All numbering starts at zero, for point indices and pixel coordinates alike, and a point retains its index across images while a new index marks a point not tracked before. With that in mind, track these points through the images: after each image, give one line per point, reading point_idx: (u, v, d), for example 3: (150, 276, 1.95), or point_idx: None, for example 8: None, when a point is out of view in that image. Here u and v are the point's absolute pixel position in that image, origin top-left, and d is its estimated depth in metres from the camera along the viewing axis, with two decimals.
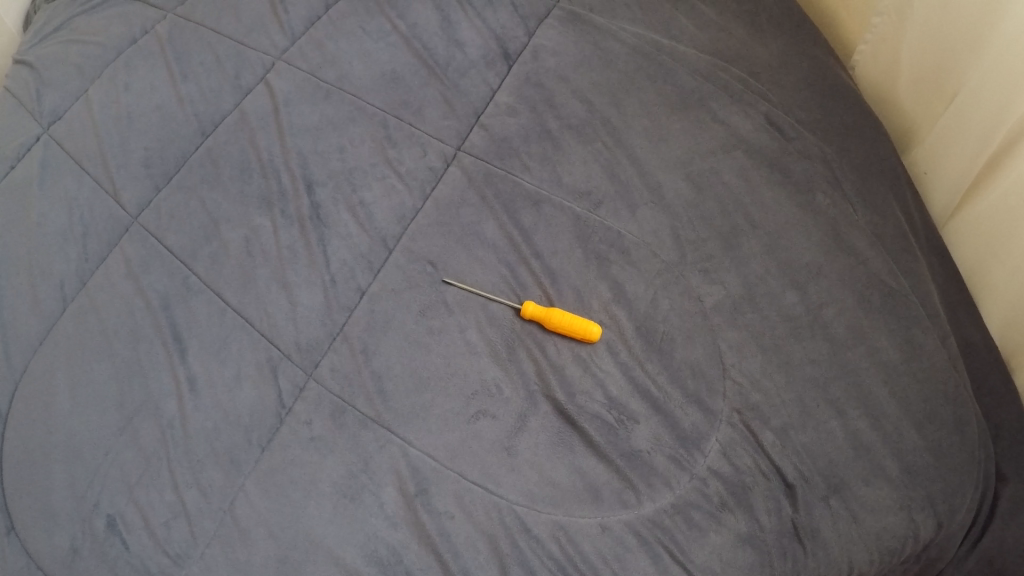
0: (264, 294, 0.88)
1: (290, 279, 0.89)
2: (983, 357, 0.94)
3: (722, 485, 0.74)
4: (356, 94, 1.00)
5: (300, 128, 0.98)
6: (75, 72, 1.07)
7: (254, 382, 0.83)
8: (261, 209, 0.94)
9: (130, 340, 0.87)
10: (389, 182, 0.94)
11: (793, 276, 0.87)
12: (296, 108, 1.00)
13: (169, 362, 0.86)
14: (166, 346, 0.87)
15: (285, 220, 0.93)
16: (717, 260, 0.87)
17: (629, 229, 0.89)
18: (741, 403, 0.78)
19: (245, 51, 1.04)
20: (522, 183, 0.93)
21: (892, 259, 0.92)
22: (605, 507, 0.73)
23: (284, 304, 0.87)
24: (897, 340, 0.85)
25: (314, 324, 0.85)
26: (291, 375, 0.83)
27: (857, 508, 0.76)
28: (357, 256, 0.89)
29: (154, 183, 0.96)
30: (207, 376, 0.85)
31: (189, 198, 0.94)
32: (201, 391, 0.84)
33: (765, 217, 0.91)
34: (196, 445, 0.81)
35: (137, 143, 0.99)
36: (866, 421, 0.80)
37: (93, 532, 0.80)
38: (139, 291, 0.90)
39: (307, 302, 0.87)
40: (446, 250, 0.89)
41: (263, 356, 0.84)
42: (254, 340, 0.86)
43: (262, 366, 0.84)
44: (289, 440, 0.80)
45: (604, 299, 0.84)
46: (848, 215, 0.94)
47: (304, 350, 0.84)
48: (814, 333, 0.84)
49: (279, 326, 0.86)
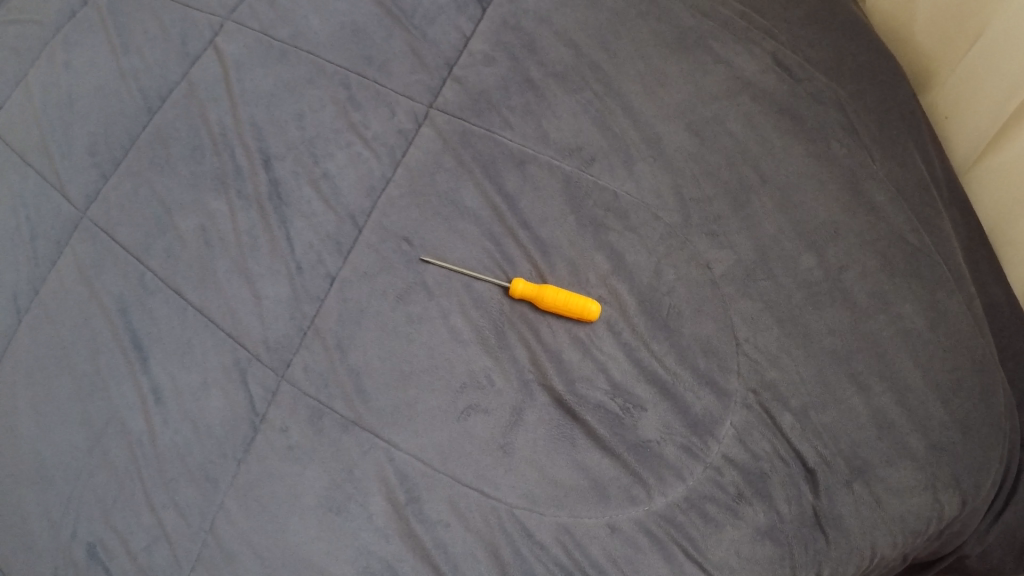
0: (226, 288, 0.78)
1: (252, 270, 0.78)
2: (1004, 317, 0.88)
3: (738, 473, 0.68)
4: (312, 50, 0.87)
5: (252, 94, 0.85)
6: (9, 54, 0.91)
7: (223, 388, 0.75)
8: (215, 191, 0.82)
9: (89, 351, 0.77)
10: (354, 150, 0.83)
11: (810, 238, 0.78)
12: (247, 71, 0.86)
13: (131, 372, 0.76)
14: (126, 354, 0.77)
15: (242, 202, 0.81)
16: (726, 222, 0.78)
17: (627, 190, 0.79)
18: (756, 382, 0.71)
19: (187, 10, 0.89)
20: (504, 142, 0.81)
21: (913, 211, 0.84)
22: (613, 505, 0.66)
23: (248, 299, 0.77)
24: (922, 305, 0.78)
25: (282, 319, 0.76)
26: (262, 378, 0.74)
27: (880, 491, 0.70)
28: (324, 238, 0.79)
29: (102, 171, 0.83)
30: (173, 386, 0.75)
31: (139, 185, 0.82)
32: (167, 402, 0.75)
33: (778, 171, 0.81)
34: (168, 463, 0.73)
35: (81, 127, 0.85)
36: (890, 396, 0.73)
37: (75, 564, 0.72)
38: (94, 296, 0.79)
39: (272, 294, 0.77)
40: (421, 224, 0.79)
41: (230, 359, 0.75)
42: (219, 341, 0.76)
43: (230, 370, 0.75)
44: (266, 451, 0.72)
45: (602, 272, 0.75)
46: (867, 166, 0.84)
47: (273, 349, 0.75)
48: (834, 300, 0.76)
49: (245, 323, 0.76)
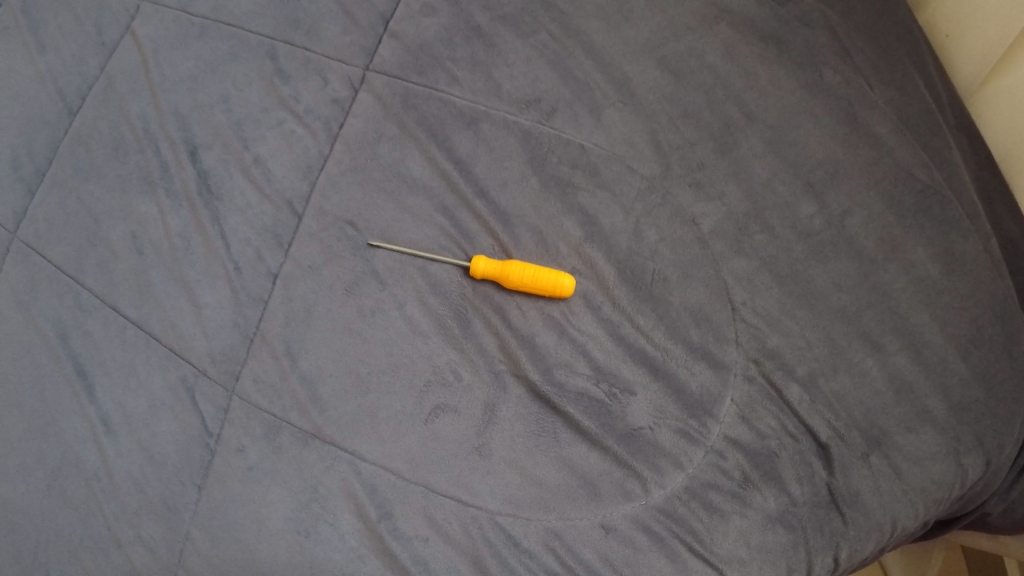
0: (164, 300, 0.68)
1: (189, 276, 0.69)
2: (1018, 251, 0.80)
3: (742, 455, 0.60)
4: (236, 23, 0.74)
5: (176, 81, 0.74)
6: None
7: (173, 411, 0.66)
8: (143, 192, 0.71)
9: (33, 381, 0.67)
10: (286, 129, 0.72)
11: (809, 182, 0.69)
12: (169, 56, 0.74)
13: (78, 403, 0.67)
14: (71, 383, 0.67)
15: (172, 200, 0.71)
16: (711, 170, 0.68)
17: (595, 140, 0.69)
18: (757, 351, 0.63)
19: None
20: (451, 100, 0.71)
21: (920, 141, 0.73)
22: (605, 503, 0.59)
23: (187, 309, 0.68)
24: (937, 249, 0.69)
25: (225, 328, 0.67)
26: (211, 396, 0.66)
27: (899, 460, 0.63)
28: (262, 232, 0.69)
29: (27, 185, 0.72)
30: (121, 413, 0.66)
31: (65, 198, 0.71)
32: (118, 431, 0.66)
33: (766, 108, 0.72)
34: (127, 499, 0.64)
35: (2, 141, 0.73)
36: (905, 353, 0.65)
37: None
38: (30, 322, 0.69)
39: (212, 301, 0.68)
40: (367, 203, 0.68)
41: (175, 378, 0.66)
42: (163, 359, 0.67)
43: (177, 391, 0.66)
44: (223, 474, 0.63)
45: (574, 239, 0.66)
46: (863, 94, 0.73)
47: (219, 363, 0.66)
48: (839, 251, 0.67)
49: (189, 338, 0.67)
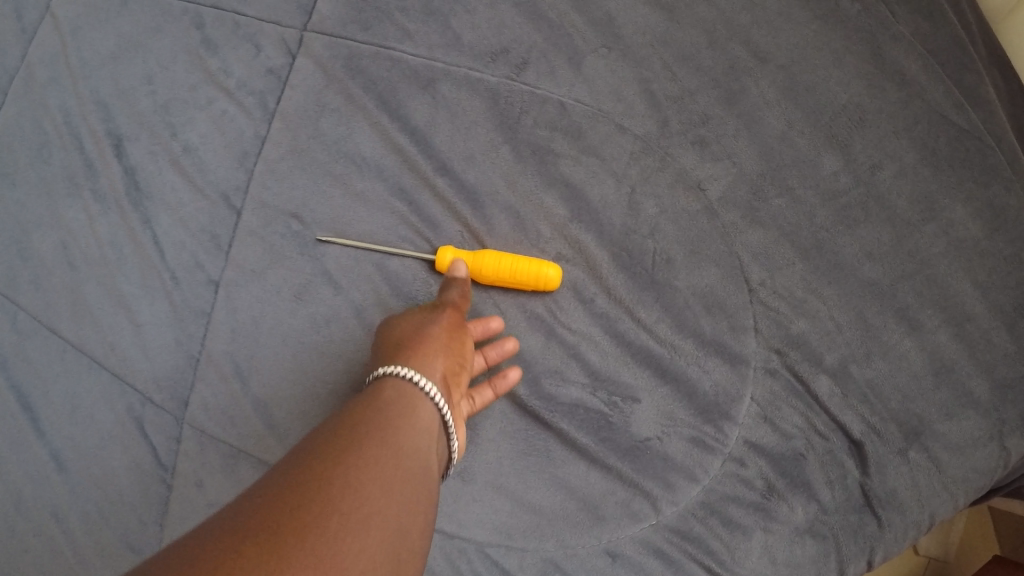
0: (99, 318, 0.58)
1: (122, 289, 0.58)
2: None
3: (765, 462, 0.52)
4: None
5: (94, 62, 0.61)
6: None
7: (122, 444, 0.56)
8: (70, 197, 0.60)
9: None
10: (217, 109, 0.60)
11: (832, 133, 0.59)
12: (87, 34, 0.62)
13: (25, 438, 0.57)
14: (14, 417, 0.57)
15: (101, 205, 0.60)
16: (717, 126, 0.58)
17: (577, 98, 0.58)
18: (779, 339, 0.54)
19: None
20: (403, 59, 0.59)
21: (953, 79, 0.62)
22: (610, 526, 0.51)
23: (126, 328, 0.57)
24: (978, 205, 0.59)
25: (167, 348, 0.57)
26: (160, 426, 0.56)
27: (941, 454, 0.55)
28: (198, 233, 0.58)
29: None
30: (71, 448, 0.57)
31: None
32: (72, 469, 0.56)
33: (778, 46, 0.60)
34: (86, 540, 0.55)
35: None
36: (945, 330, 0.57)
37: None
38: None
39: (151, 318, 0.57)
40: (312, 191, 0.57)
41: (121, 407, 0.57)
42: (106, 386, 0.57)
43: (124, 422, 0.57)
44: (179, 513, 0.55)
45: (557, 218, 0.56)
46: (888, 24, 0.62)
47: (164, 389, 0.56)
48: (869, 214, 0.57)
49: (132, 360, 0.57)
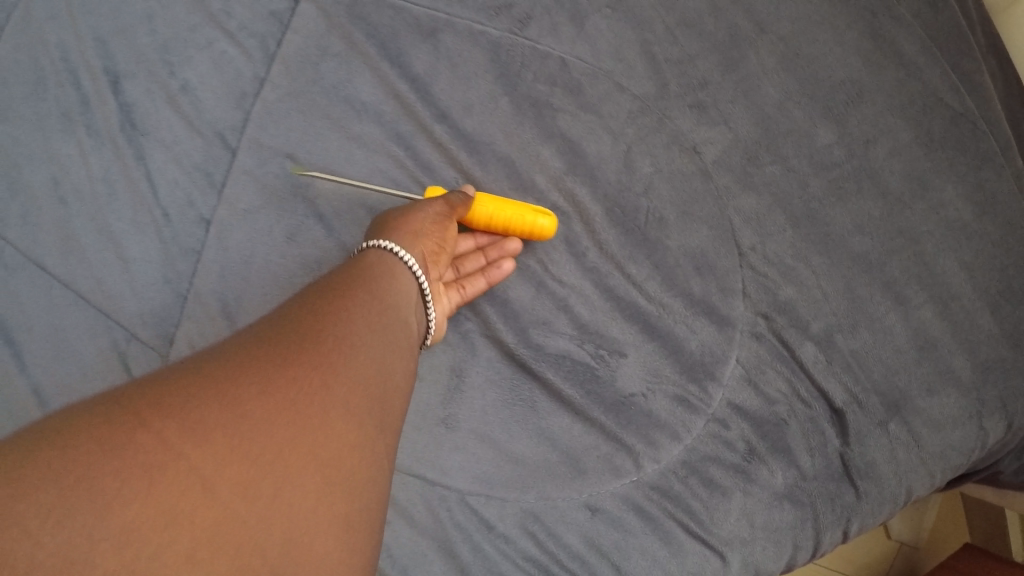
0: (86, 253, 0.57)
1: (110, 223, 0.58)
2: None
3: (748, 424, 0.53)
4: None
5: None
6: None
7: (102, 380, 0.56)
8: (64, 130, 0.58)
9: None
10: (215, 46, 0.60)
11: (829, 107, 0.59)
12: None
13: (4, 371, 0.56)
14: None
15: (94, 141, 0.59)
16: (716, 91, 0.58)
17: (579, 55, 0.57)
18: (767, 305, 0.54)
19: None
20: (406, 7, 0.58)
21: (948, 64, 0.63)
22: (591, 481, 0.51)
23: (111, 262, 0.57)
24: (966, 187, 0.60)
25: (155, 285, 0.57)
26: (142, 362, 0.56)
27: (921, 427, 0.56)
28: (191, 170, 0.58)
29: None
30: (51, 382, 0.56)
31: None
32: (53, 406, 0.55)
33: (780, 16, 0.60)
34: None
35: None
36: (931, 306, 0.57)
37: None
38: None
39: (139, 253, 0.57)
40: (309, 134, 0.58)
41: (105, 342, 0.56)
42: (92, 321, 0.57)
43: (107, 357, 0.56)
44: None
45: (553, 173, 0.56)
46: (891, 5, 0.63)
47: (150, 324, 0.56)
48: (863, 188, 0.58)
49: (118, 296, 0.57)
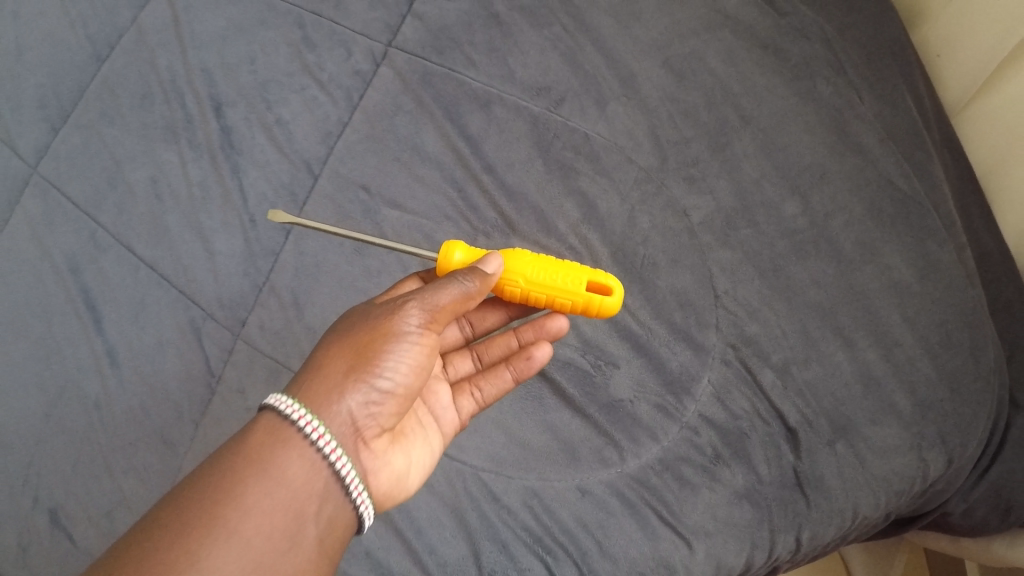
0: (179, 243, 0.72)
1: (204, 223, 0.73)
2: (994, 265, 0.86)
3: (715, 433, 0.64)
4: None
5: (203, 37, 0.78)
6: None
7: (178, 349, 0.69)
8: (166, 140, 0.76)
9: (41, 314, 0.71)
10: (309, 94, 0.76)
11: (795, 185, 0.74)
12: (199, 11, 0.79)
13: (86, 335, 0.70)
14: (78, 316, 0.70)
15: (193, 151, 0.75)
16: (705, 166, 0.73)
17: (599, 132, 0.74)
18: (736, 337, 0.67)
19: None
20: (466, 81, 0.75)
21: (902, 154, 0.77)
22: (583, 468, 0.62)
23: (201, 254, 0.72)
24: (910, 255, 0.73)
25: (235, 275, 0.71)
26: (216, 337, 0.69)
27: (864, 451, 0.67)
28: (278, 188, 0.73)
29: (52, 125, 0.76)
30: (129, 350, 0.69)
31: (88, 136, 0.76)
32: (122, 364, 0.69)
33: (760, 111, 0.76)
34: (125, 429, 0.67)
35: (26, 74, 0.78)
36: (876, 351, 0.70)
37: (30, 536, 0.65)
38: (44, 253, 0.72)
39: (225, 249, 0.72)
40: (380, 171, 0.73)
41: (183, 317, 0.70)
42: (171, 300, 0.71)
43: (183, 329, 0.70)
44: (222, 413, 0.66)
45: (572, 220, 0.71)
46: (855, 106, 0.78)
47: (227, 308, 0.70)
48: (819, 250, 0.72)
49: (199, 281, 0.71)
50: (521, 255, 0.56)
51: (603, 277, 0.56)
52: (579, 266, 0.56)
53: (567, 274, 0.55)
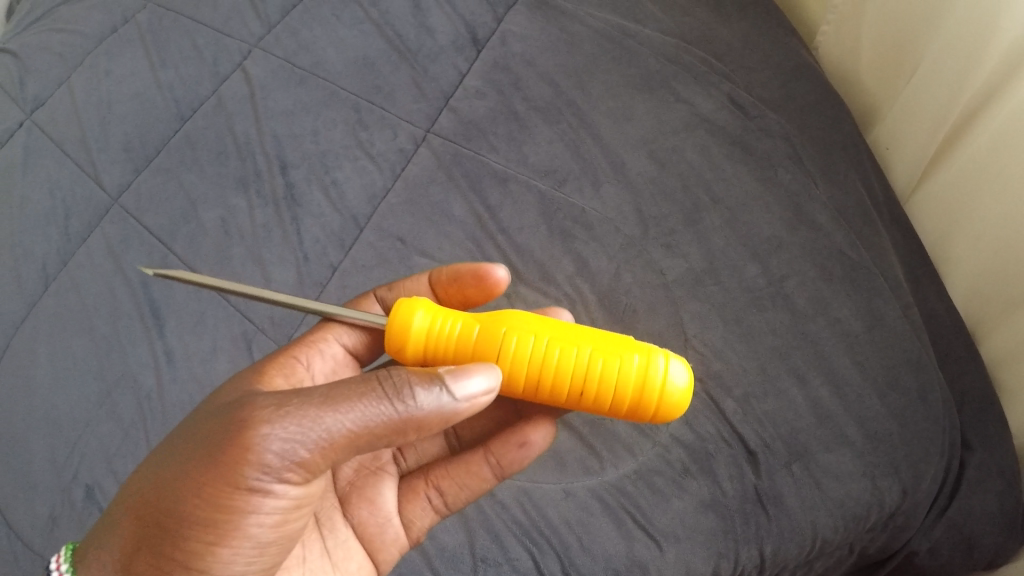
0: (240, 272, 0.91)
1: (264, 256, 0.91)
2: (950, 324, 0.94)
3: (684, 451, 0.77)
4: (328, 79, 1.03)
5: (275, 112, 1.00)
6: (55, 58, 1.09)
7: (230, 355, 0.86)
8: (237, 190, 0.96)
9: (110, 316, 0.90)
10: (360, 163, 0.96)
11: (756, 251, 0.90)
12: (272, 92, 1.02)
13: (148, 336, 0.88)
14: (144, 320, 0.89)
15: (260, 200, 0.95)
16: (680, 235, 0.90)
17: (594, 206, 0.93)
18: (704, 372, 0.82)
19: (222, 39, 1.06)
20: (490, 163, 0.95)
21: (852, 229, 0.92)
22: (569, 474, 0.77)
23: (259, 280, 0.90)
24: (859, 310, 0.86)
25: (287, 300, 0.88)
26: (265, 349, 0.86)
27: (820, 474, 0.78)
28: (330, 235, 0.92)
29: (134, 166, 0.99)
30: (184, 351, 0.87)
31: (168, 180, 0.97)
32: (178, 363, 0.87)
33: (728, 193, 0.94)
34: (172, 418, 0.84)
35: (118, 129, 1.02)
36: (829, 389, 0.82)
37: (72, 504, 0.80)
38: (118, 269, 0.92)
39: (281, 278, 0.90)
40: (414, 228, 0.92)
41: (238, 331, 0.87)
42: (228, 315, 0.89)
43: (237, 341, 0.87)
44: None
45: (568, 272, 0.88)
46: (811, 190, 0.94)
47: (277, 325, 0.88)
48: (776, 304, 0.86)
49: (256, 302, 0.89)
50: (524, 368, 0.57)
51: (638, 393, 0.56)
52: (613, 386, 0.56)
53: (588, 403, 0.57)
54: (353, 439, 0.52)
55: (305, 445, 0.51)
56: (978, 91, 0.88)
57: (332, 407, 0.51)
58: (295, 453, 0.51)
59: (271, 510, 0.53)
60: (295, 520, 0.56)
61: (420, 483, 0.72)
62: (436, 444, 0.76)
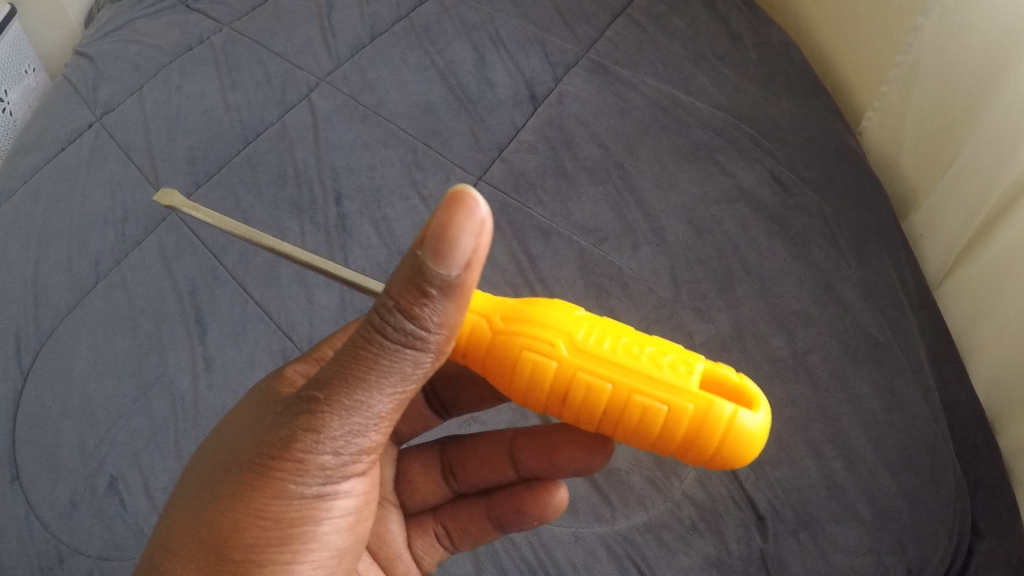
0: (286, 290, 0.99)
1: (310, 279, 1.00)
2: (973, 415, 0.95)
3: (694, 509, 0.82)
4: (390, 119, 1.12)
5: (337, 143, 1.10)
6: (132, 70, 1.21)
7: (266, 368, 0.93)
8: (293, 215, 1.04)
9: (155, 318, 0.98)
10: (411, 203, 1.05)
11: (783, 324, 0.94)
12: (334, 124, 1.11)
13: (190, 340, 0.96)
14: (188, 326, 0.97)
15: (312, 226, 1.03)
16: (710, 301, 0.96)
17: (630, 266, 0.98)
18: None
19: (292, 70, 1.17)
20: (535, 215, 1.02)
21: (880, 312, 0.95)
22: (580, 519, 0.82)
23: (304, 302, 0.98)
24: (878, 389, 0.88)
25: (328, 322, 0.96)
26: None
27: (827, 546, 0.81)
28: (375, 266, 1.00)
29: (194, 179, 1.08)
30: (223, 359, 0.94)
31: (226, 197, 1.06)
32: (215, 371, 0.93)
33: (760, 264, 0.98)
34: (203, 419, 0.90)
35: (184, 142, 1.12)
36: (842, 463, 0.84)
37: (95, 490, 0.87)
38: (169, 274, 1.00)
39: (323, 301, 0.98)
40: None
41: (277, 346, 0.95)
42: (269, 330, 0.96)
43: (275, 355, 0.94)
44: None
45: None
46: (842, 269, 0.97)
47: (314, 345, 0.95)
48: (797, 377, 0.90)
49: (297, 321, 0.96)
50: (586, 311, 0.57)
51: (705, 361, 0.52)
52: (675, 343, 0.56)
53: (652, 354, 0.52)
54: (404, 403, 0.54)
55: (367, 425, 0.53)
56: (1012, 183, 0.91)
57: (370, 392, 0.51)
58: (352, 442, 0.53)
59: (345, 504, 0.57)
60: (366, 503, 0.60)
61: (427, 518, 0.79)
62: (437, 486, 0.79)
